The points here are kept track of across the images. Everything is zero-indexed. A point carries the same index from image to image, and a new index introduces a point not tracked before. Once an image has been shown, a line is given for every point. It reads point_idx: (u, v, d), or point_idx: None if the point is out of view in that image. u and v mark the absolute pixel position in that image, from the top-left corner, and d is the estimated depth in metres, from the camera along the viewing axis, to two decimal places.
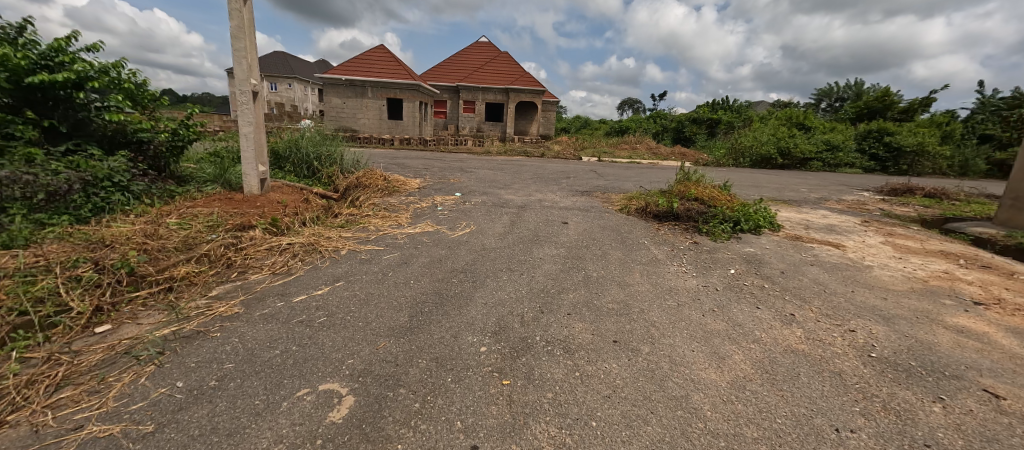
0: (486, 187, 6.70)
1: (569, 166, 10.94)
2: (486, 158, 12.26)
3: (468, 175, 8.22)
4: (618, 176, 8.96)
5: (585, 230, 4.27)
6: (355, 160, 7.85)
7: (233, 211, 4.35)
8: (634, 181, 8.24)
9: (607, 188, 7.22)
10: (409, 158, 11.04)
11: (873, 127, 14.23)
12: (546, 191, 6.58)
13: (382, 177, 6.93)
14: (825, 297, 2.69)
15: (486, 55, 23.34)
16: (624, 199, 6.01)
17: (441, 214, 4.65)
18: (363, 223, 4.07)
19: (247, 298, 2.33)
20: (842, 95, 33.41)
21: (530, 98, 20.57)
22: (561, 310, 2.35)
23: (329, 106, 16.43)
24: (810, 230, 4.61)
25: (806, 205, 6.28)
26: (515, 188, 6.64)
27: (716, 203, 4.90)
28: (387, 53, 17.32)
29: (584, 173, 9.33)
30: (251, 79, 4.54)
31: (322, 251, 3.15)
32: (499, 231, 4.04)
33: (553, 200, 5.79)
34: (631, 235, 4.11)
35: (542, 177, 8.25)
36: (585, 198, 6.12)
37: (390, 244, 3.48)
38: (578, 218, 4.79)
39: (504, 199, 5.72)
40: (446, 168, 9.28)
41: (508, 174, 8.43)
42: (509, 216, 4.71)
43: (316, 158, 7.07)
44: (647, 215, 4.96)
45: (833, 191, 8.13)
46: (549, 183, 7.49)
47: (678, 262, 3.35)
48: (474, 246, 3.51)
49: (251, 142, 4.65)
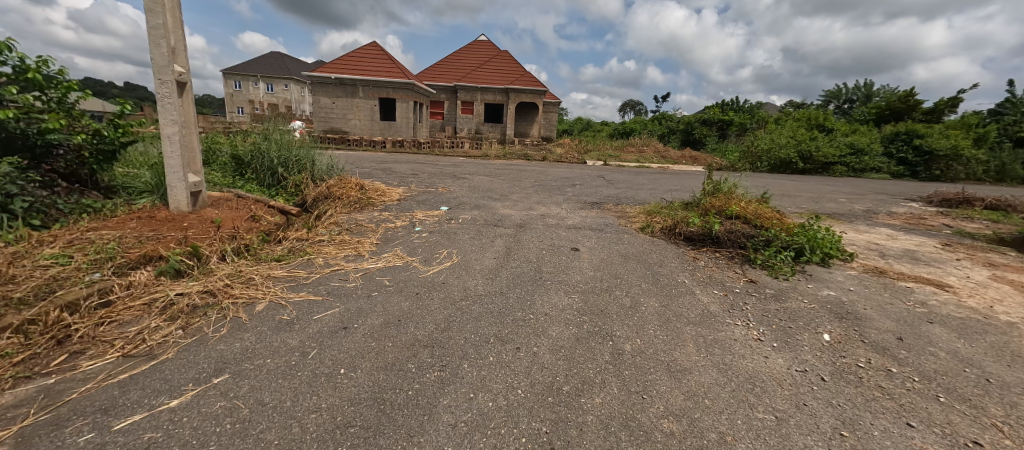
0: (479, 199, 5.70)
1: (573, 171, 9.93)
2: (483, 162, 11.29)
3: (460, 183, 7.24)
4: (630, 184, 7.96)
5: (602, 261, 3.26)
6: (331, 166, 6.84)
7: (147, 234, 3.37)
8: (649, 190, 7.26)
9: (621, 200, 6.23)
10: (397, 162, 10.04)
11: (900, 128, 13.21)
12: (549, 204, 5.58)
13: (356, 185, 5.93)
14: (1005, 400, 1.67)
15: (486, 54, 22.40)
16: (644, 215, 5.02)
17: (418, 238, 3.66)
18: (310, 254, 3.07)
19: (31, 426, 1.32)
20: (852, 97, 32.48)
21: (531, 99, 19.62)
22: (585, 446, 1.33)
23: (317, 107, 15.47)
24: (888, 259, 3.61)
25: (859, 221, 5.29)
26: (513, 200, 5.66)
27: (764, 222, 3.90)
28: (380, 51, 16.37)
29: (591, 180, 8.33)
30: (174, 65, 3.54)
31: (223, 310, 2.13)
32: (490, 265, 3.04)
33: (558, 216, 4.80)
34: (664, 271, 3.11)
35: (544, 185, 7.25)
36: (597, 214, 5.13)
37: (334, 291, 2.46)
38: (590, 242, 3.79)
39: (499, 214, 4.73)
40: (437, 174, 8.28)
41: (505, 182, 7.43)
42: (503, 240, 3.72)
43: (281, 165, 6.05)
44: (677, 239, 3.98)
45: (877, 202, 7.13)
46: (552, 193, 6.49)
47: (741, 319, 2.34)
48: (453, 293, 2.51)
49: (177, 147, 3.66)
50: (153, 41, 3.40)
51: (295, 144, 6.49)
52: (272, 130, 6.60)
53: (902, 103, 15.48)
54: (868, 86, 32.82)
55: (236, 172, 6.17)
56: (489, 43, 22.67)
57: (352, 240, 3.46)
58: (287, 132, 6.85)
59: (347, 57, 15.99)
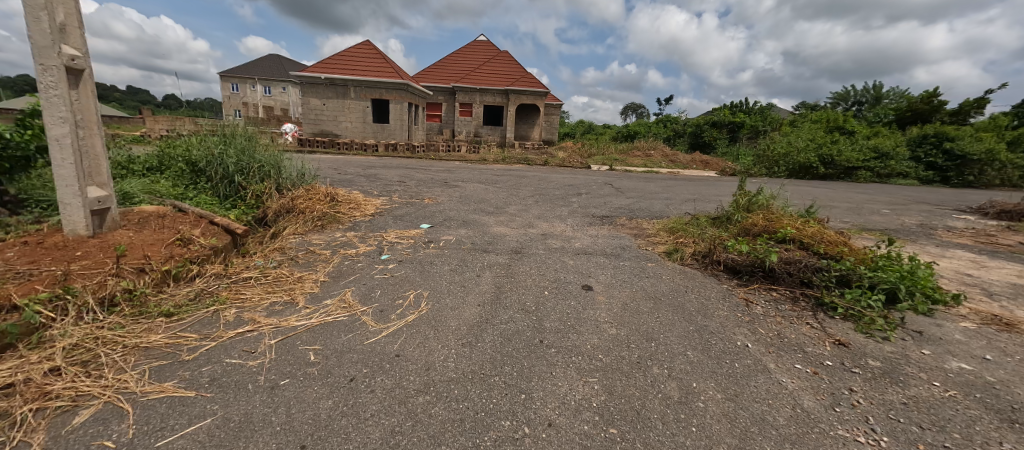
0: (469, 212, 4.83)
1: (577, 177, 9.07)
2: (480, 167, 10.48)
3: (451, 192, 6.39)
4: (641, 193, 7.09)
5: (626, 309, 2.39)
6: (302, 174, 5.98)
7: (15, 268, 2.51)
8: (664, 201, 6.38)
9: (634, 213, 5.37)
10: (386, 168, 9.21)
11: (927, 131, 12.33)
12: (552, 219, 4.72)
13: (326, 196, 5.08)
14: None
15: (485, 55, 21.61)
16: (668, 236, 4.15)
17: (381, 272, 2.79)
18: (222, 302, 2.21)
19: None
20: (860, 99, 31.67)
21: (532, 101, 18.81)
22: None
23: (306, 108, 14.67)
24: (1002, 300, 2.73)
25: (924, 240, 4.40)
26: (509, 215, 4.80)
27: (830, 250, 3.03)
28: (373, 50, 15.60)
29: (598, 187, 7.45)
30: (59, 46, 2.69)
31: (7, 431, 1.27)
32: (472, 318, 2.17)
33: (564, 236, 3.93)
34: (715, 325, 2.23)
35: (547, 195, 6.39)
36: (610, 233, 4.26)
37: (219, 377, 1.58)
38: (607, 276, 2.92)
39: (491, 234, 3.87)
40: (425, 182, 7.43)
41: (502, 190, 6.57)
42: (493, 273, 2.85)
43: (239, 171, 5.18)
44: (718, 272, 3.12)
45: (926, 213, 6.26)
46: (554, 204, 5.63)
47: (862, 429, 1.46)
48: (409, 376, 1.64)
49: (69, 153, 2.80)
50: (29, 14, 2.55)
51: (260, 147, 5.63)
52: (233, 132, 5.74)
53: (925, 104, 14.62)
54: (878, 89, 32.00)
55: (188, 180, 5.29)
56: (488, 44, 21.91)
57: (287, 278, 2.58)
58: (253, 134, 6.00)
59: (339, 56, 15.20)
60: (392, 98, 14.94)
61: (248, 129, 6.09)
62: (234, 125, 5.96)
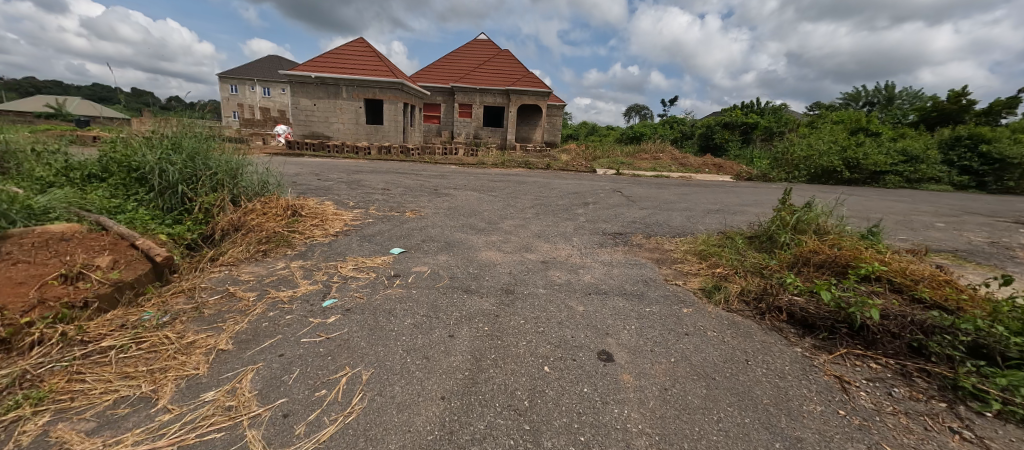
0: (455, 230, 4.03)
1: (583, 183, 8.25)
2: (477, 172, 9.69)
3: (439, 201, 5.60)
4: (655, 203, 6.26)
5: (671, 405, 1.54)
6: (266, 182, 5.20)
7: None
8: (683, 213, 5.55)
9: (651, 229, 4.55)
10: (373, 173, 8.43)
11: (960, 132, 11.45)
12: (554, 239, 3.91)
13: (286, 210, 4.27)
14: None
15: (485, 54, 20.85)
16: (700, 264, 3.31)
17: (312, 331, 1.97)
18: (32, 404, 1.38)
19: None
20: (873, 99, 30.71)
21: (534, 101, 18.02)
22: None
23: (296, 109, 13.95)
24: None
25: (1016, 267, 3.56)
26: (503, 233, 3.98)
27: (940, 295, 2.19)
28: (367, 48, 14.86)
29: (606, 196, 6.64)
30: None
31: None
32: (428, 432, 1.34)
33: (570, 266, 3.10)
34: (816, 441, 1.40)
35: (549, 205, 5.58)
36: (627, 259, 3.42)
37: None
38: (631, 334, 2.10)
39: (477, 262, 3.06)
40: (412, 189, 6.63)
41: (497, 200, 5.78)
42: (472, 331, 2.03)
43: (185, 179, 4.37)
44: (783, 325, 2.28)
45: (989, 228, 5.42)
46: (557, 218, 4.82)
47: None
48: None
49: None
50: None
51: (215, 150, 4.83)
52: (183, 133, 4.93)
53: (952, 104, 13.73)
54: (891, 89, 31.07)
55: (127, 190, 4.49)
56: (489, 43, 21.16)
57: (167, 349, 1.75)
58: (209, 137, 5.22)
59: (331, 54, 14.46)
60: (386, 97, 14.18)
61: (204, 131, 5.29)
62: (186, 126, 5.16)
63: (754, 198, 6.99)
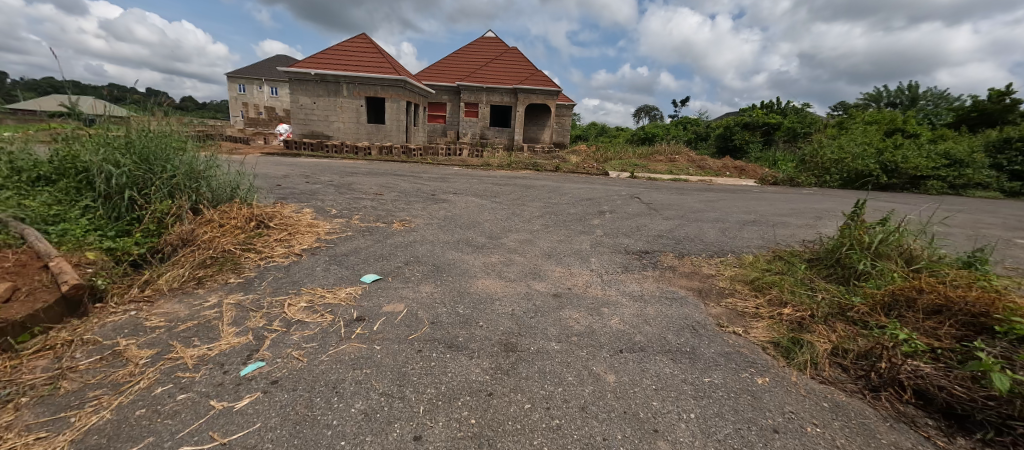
0: (447, 247, 3.34)
1: (596, 188, 7.54)
2: (482, 174, 9.01)
3: (436, 209, 4.93)
4: (680, 212, 5.52)
5: None
6: (236, 187, 4.57)
7: None
8: (716, 225, 4.80)
9: (684, 247, 3.81)
10: (369, 175, 7.81)
11: (1009, 134, 10.49)
12: (568, 261, 3.20)
13: (249, 221, 3.60)
14: None
15: (492, 52, 20.19)
16: (759, 300, 2.57)
17: (204, 428, 1.28)
18: None
19: None
20: (896, 100, 29.42)
21: (542, 101, 17.32)
22: None
23: (296, 107, 13.42)
24: None
25: None
26: (506, 253, 3.29)
27: None
28: (370, 44, 14.29)
29: (623, 203, 5.92)
30: None
31: None
32: None
33: (590, 302, 2.39)
34: None
35: (560, 215, 4.88)
36: (662, 292, 2.68)
37: None
38: (695, 434, 1.37)
39: (470, 296, 2.36)
40: (407, 194, 5.97)
41: (501, 208, 5.10)
42: (450, 428, 1.32)
43: (134, 183, 3.73)
44: (915, 413, 1.54)
45: None
46: (570, 232, 4.12)
47: None
48: None
49: None
50: None
51: (174, 149, 4.19)
52: (136, 127, 4.25)
53: (995, 104, 12.72)
54: (915, 89, 29.77)
55: (68, 194, 3.83)
56: (496, 40, 20.52)
57: None
58: (172, 134, 4.57)
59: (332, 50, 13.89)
60: (387, 95, 13.58)
61: (167, 128, 4.66)
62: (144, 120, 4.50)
63: (791, 207, 6.21)
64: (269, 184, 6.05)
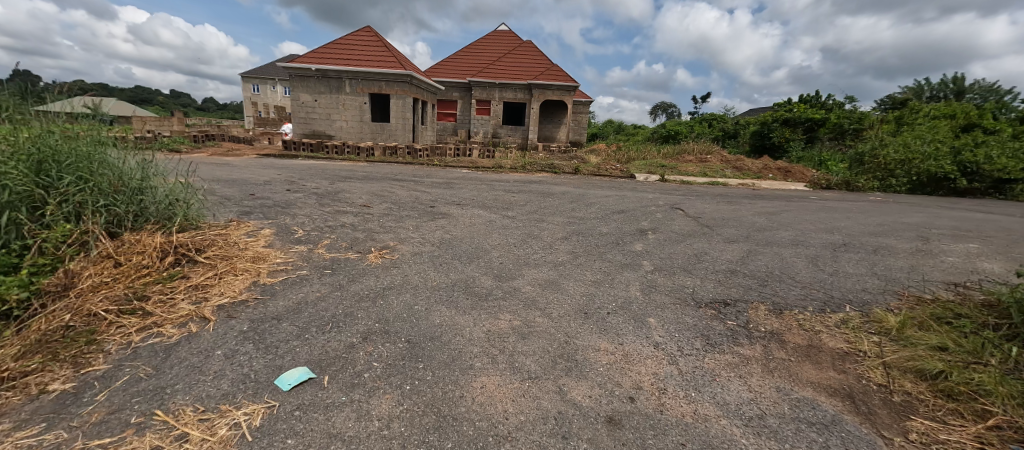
0: (436, 299, 2.28)
1: (626, 196, 6.40)
2: (493, 178, 7.98)
3: (432, 228, 3.90)
4: (741, 230, 4.36)
5: None
6: (178, 201, 3.52)
7: None
8: (799, 253, 3.62)
9: (776, 294, 2.66)
10: (365, 181, 6.85)
11: None
12: (616, 325, 2.11)
13: (164, 256, 2.55)
14: None
15: (505, 46, 19.12)
16: (978, 430, 1.43)
17: None
18: None
19: None
20: (939, 94, 27.17)
21: (559, 97, 16.15)
22: None
23: (296, 105, 12.61)
24: None
25: None
26: (521, 310, 2.21)
27: None
28: (376, 37, 13.39)
29: (666, 218, 4.80)
30: None
31: None
32: None
33: (681, 444, 1.28)
34: None
35: (592, 238, 3.79)
36: (795, 404, 1.55)
37: None
38: None
39: (456, 431, 1.28)
40: (401, 206, 4.97)
41: (515, 227, 4.04)
42: None
43: (26, 200, 2.62)
44: None
45: None
46: (608, 267, 3.03)
47: None
48: None
49: None
50: None
51: (92, 150, 3.06)
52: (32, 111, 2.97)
53: None
54: (964, 80, 27.35)
55: None
56: (510, 34, 19.43)
57: None
58: (98, 120, 3.37)
59: (335, 45, 13.03)
60: (393, 92, 12.64)
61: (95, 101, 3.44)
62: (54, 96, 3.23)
63: (878, 224, 4.97)
64: (241, 193, 5.12)
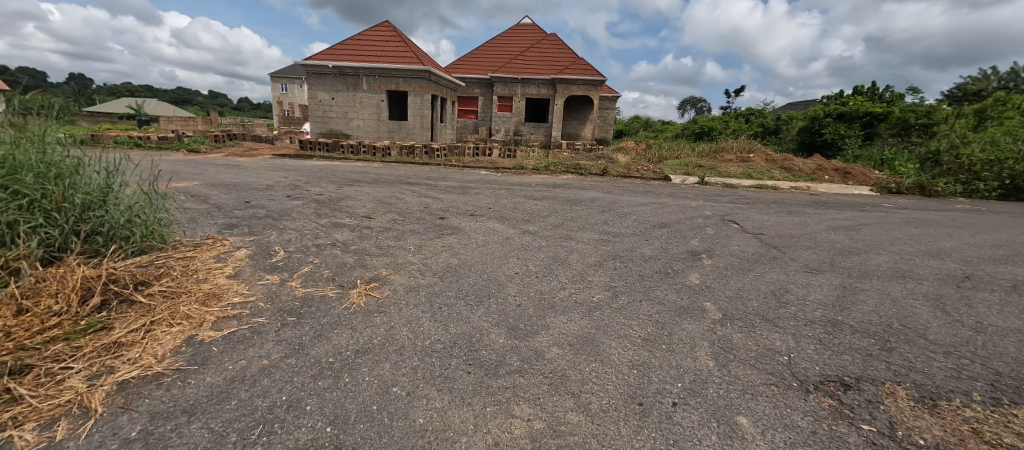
0: (424, 375, 1.61)
1: (665, 203, 5.57)
2: (512, 182, 7.28)
3: (437, 248, 3.25)
4: (821, 253, 3.48)
5: None
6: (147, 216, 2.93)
7: None
8: (912, 291, 2.75)
9: (915, 371, 1.83)
10: (374, 185, 6.31)
11: None
12: (694, 434, 1.37)
13: (91, 297, 1.99)
14: None
15: (529, 40, 18.34)
16: None
17: None
18: None
19: None
20: (1010, 84, 24.37)
21: (585, 91, 15.25)
22: None
23: (313, 103, 12.32)
24: None
25: None
26: (546, 399, 1.51)
27: None
28: (394, 32, 12.94)
29: (720, 235, 3.96)
30: None
31: None
32: None
33: None
34: None
35: (632, 265, 3.04)
36: None
37: None
38: None
39: None
40: (407, 217, 4.35)
41: (537, 248, 3.32)
42: None
43: None
44: None
45: None
46: (661, 313, 2.28)
47: None
48: None
49: None
50: None
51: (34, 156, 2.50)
52: None
53: None
54: None
55: None
56: (534, 27, 18.63)
57: None
58: (39, 120, 2.77)
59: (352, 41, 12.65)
60: (411, 88, 12.14)
61: (33, 98, 2.84)
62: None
63: (994, 245, 3.96)
64: (235, 200, 4.65)
